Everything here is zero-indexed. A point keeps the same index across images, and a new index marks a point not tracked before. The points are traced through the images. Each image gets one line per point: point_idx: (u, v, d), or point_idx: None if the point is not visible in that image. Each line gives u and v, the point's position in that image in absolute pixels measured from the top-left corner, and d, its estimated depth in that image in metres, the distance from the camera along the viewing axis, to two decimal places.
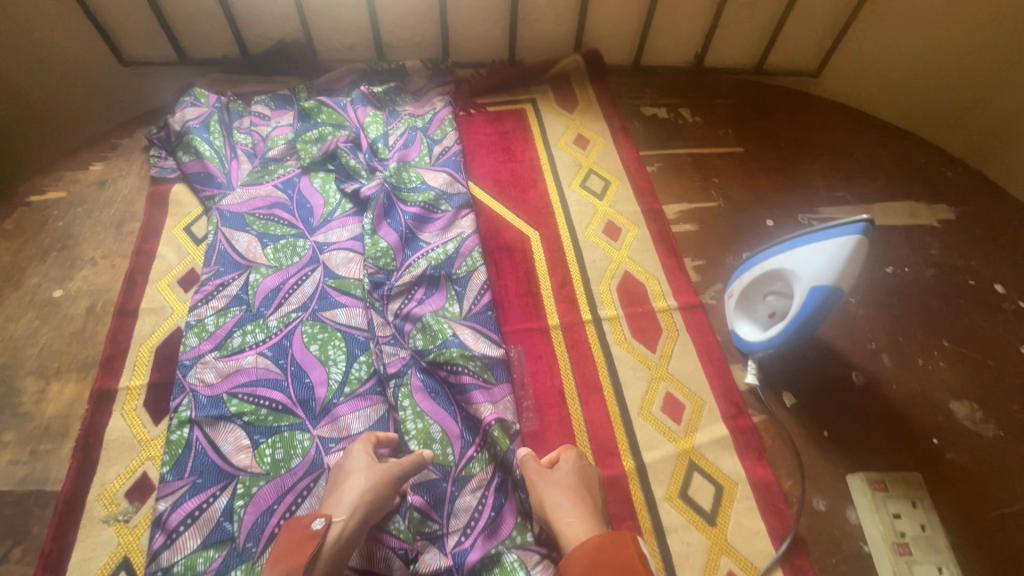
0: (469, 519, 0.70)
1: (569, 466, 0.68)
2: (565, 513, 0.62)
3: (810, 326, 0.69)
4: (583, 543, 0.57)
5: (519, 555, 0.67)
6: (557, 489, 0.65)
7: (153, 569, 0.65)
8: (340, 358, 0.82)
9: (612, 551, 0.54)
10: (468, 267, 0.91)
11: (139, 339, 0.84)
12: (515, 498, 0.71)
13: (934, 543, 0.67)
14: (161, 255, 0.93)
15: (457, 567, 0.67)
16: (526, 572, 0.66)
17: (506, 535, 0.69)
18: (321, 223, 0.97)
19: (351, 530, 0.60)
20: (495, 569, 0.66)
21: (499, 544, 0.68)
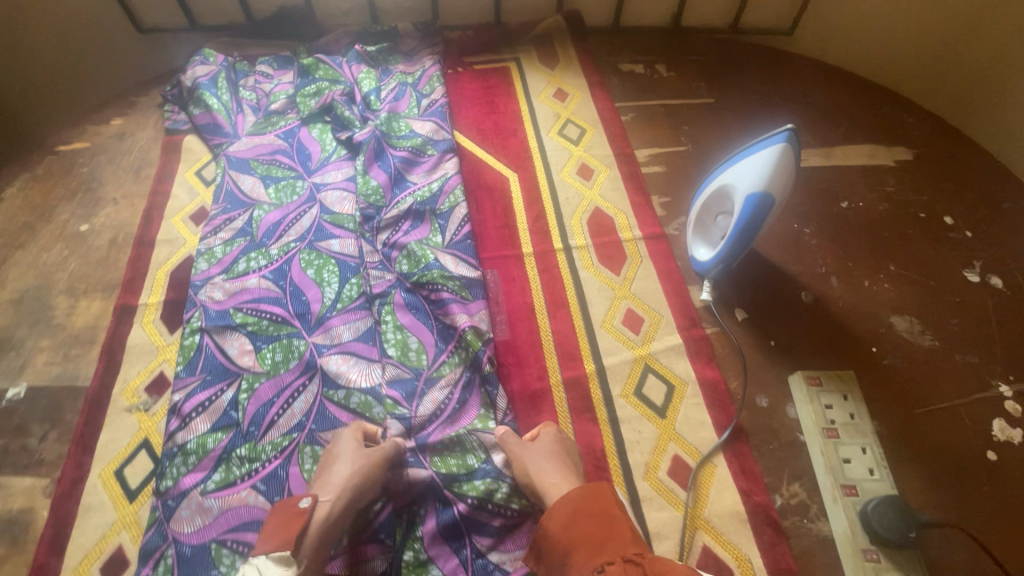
0: (436, 409, 0.77)
1: (548, 440, 0.71)
2: (548, 479, 0.67)
3: (750, 234, 0.76)
4: (564, 495, 0.63)
5: (478, 437, 0.76)
6: (537, 458, 0.69)
7: (170, 445, 0.74)
8: (333, 280, 0.91)
9: (592, 499, 0.61)
10: (450, 203, 1.00)
11: (156, 265, 0.94)
12: (479, 393, 0.79)
13: (860, 428, 0.74)
14: (175, 195, 1.02)
15: (422, 446, 0.75)
16: (483, 450, 0.75)
17: (467, 422, 0.77)
18: (319, 166, 1.06)
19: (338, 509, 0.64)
20: (456, 448, 0.75)
21: (461, 429, 0.76)
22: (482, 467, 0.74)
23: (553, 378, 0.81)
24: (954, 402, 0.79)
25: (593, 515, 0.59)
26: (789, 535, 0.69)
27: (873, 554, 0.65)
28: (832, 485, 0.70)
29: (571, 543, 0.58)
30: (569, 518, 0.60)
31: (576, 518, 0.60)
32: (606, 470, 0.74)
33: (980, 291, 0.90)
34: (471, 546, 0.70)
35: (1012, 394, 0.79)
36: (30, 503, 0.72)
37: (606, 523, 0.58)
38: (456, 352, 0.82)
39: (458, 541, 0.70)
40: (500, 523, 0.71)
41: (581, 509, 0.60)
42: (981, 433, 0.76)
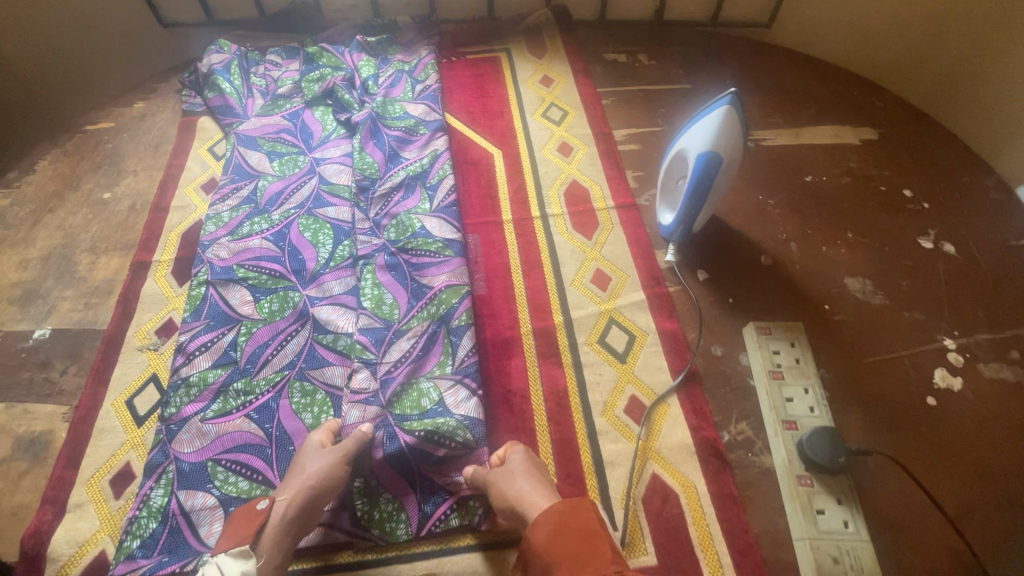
0: (400, 356, 0.83)
1: (521, 460, 0.70)
2: (528, 501, 0.64)
3: (703, 191, 0.84)
4: (546, 510, 0.61)
5: (434, 383, 0.81)
6: (511, 479, 0.67)
7: (175, 378, 0.83)
8: (328, 241, 0.99)
9: (574, 515, 0.59)
10: (439, 175, 1.07)
11: (169, 228, 1.03)
12: (442, 343, 0.85)
13: (803, 371, 0.80)
14: (189, 168, 1.12)
15: (382, 388, 0.81)
16: (437, 392, 0.80)
17: (429, 368, 0.83)
18: (319, 143, 1.14)
19: (296, 510, 0.67)
20: (411, 390, 0.81)
21: (420, 375, 0.82)
22: (432, 405, 0.79)
23: (523, 327, 0.88)
24: (899, 353, 0.85)
25: (575, 530, 0.58)
26: (733, 466, 0.74)
27: (807, 478, 0.71)
28: (774, 421, 0.76)
29: (553, 559, 0.56)
30: (551, 533, 0.58)
31: (559, 534, 0.58)
32: (567, 407, 0.80)
33: (933, 257, 0.95)
34: (417, 472, 0.76)
35: (955, 347, 0.84)
36: (51, 426, 0.81)
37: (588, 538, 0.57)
38: (427, 308, 0.88)
39: (403, 469, 0.76)
40: (443, 455, 0.76)
41: (564, 525, 0.59)
42: (923, 380, 0.81)
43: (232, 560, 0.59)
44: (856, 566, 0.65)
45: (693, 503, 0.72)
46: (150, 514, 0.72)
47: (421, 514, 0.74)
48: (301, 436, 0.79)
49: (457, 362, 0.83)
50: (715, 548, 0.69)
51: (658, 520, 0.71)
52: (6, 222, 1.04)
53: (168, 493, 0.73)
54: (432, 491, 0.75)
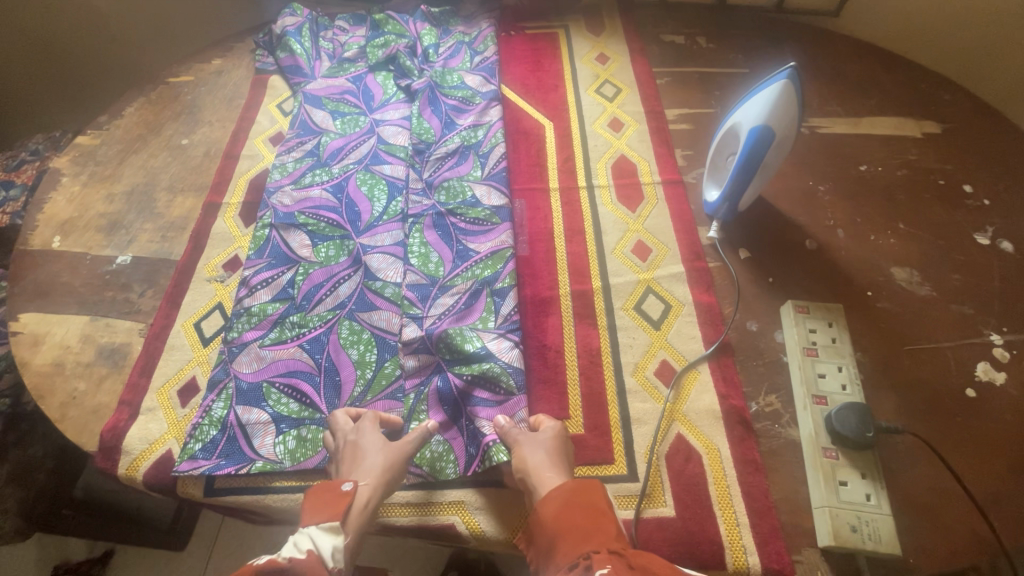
0: (445, 310, 0.87)
1: (549, 431, 0.72)
2: (541, 474, 0.67)
3: (753, 167, 0.85)
4: (558, 487, 0.64)
5: (477, 333, 0.84)
6: (538, 451, 0.69)
7: (239, 307, 0.90)
8: (382, 196, 1.04)
9: (583, 495, 0.62)
10: (492, 143, 1.10)
11: (239, 173, 1.11)
12: (485, 300, 0.88)
13: (839, 350, 0.79)
14: (258, 121, 1.20)
15: (429, 336, 0.84)
16: (481, 341, 0.83)
17: (471, 321, 0.86)
18: (380, 105, 1.19)
19: (375, 498, 0.67)
20: (457, 337, 0.83)
21: (464, 325, 0.86)
22: (477, 349, 0.82)
23: (562, 289, 0.91)
24: (942, 344, 0.83)
25: (584, 511, 0.60)
26: (758, 434, 0.76)
27: (832, 452, 0.71)
28: (803, 395, 0.76)
29: (560, 533, 0.59)
30: (560, 509, 0.61)
31: (566, 511, 0.61)
32: (599, 365, 0.83)
33: (988, 253, 0.92)
34: (464, 415, 0.79)
35: (1002, 343, 0.83)
36: (129, 339, 0.89)
37: (596, 516, 0.60)
38: (472, 269, 0.92)
39: (453, 412, 0.79)
40: (488, 400, 0.79)
41: (575, 503, 0.61)
42: (963, 371, 0.80)
43: (324, 534, 0.60)
44: (874, 536, 0.65)
45: (715, 465, 0.74)
46: (211, 423, 0.79)
47: (466, 454, 0.76)
48: (346, 370, 0.84)
49: (499, 317, 0.86)
50: (733, 507, 0.71)
51: (680, 477, 0.73)
52: (97, 159, 1.14)
53: (228, 406, 0.81)
54: (476, 435, 0.77)
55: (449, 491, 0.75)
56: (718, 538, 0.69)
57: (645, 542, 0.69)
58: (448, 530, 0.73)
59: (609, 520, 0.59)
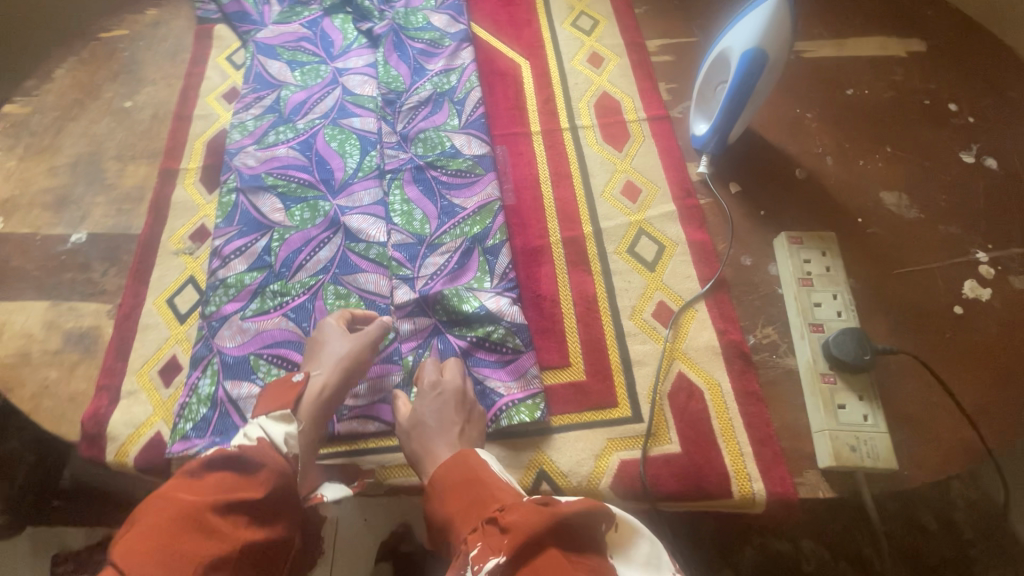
0: (436, 270, 0.84)
1: (433, 383, 0.70)
2: (426, 433, 0.66)
3: (745, 97, 0.81)
4: (439, 471, 0.62)
5: (474, 293, 0.82)
6: (423, 408, 0.68)
7: (213, 280, 0.85)
8: (354, 152, 0.98)
9: (457, 470, 0.60)
10: (467, 88, 1.04)
11: (194, 136, 1.02)
12: (478, 259, 0.85)
13: (834, 278, 0.79)
14: (208, 77, 1.09)
15: (424, 298, 0.81)
16: (478, 301, 0.80)
17: (465, 281, 0.83)
18: (341, 53, 1.10)
19: (331, 387, 0.71)
20: (454, 299, 0.81)
21: (458, 286, 0.83)
22: (476, 309, 0.79)
23: (552, 237, 0.88)
24: (932, 265, 0.84)
25: (463, 486, 0.58)
26: (757, 366, 0.77)
27: (830, 376, 0.72)
28: (801, 324, 0.77)
29: (448, 518, 0.57)
30: (443, 493, 0.59)
31: (449, 492, 0.59)
32: (596, 311, 0.81)
33: (973, 172, 0.92)
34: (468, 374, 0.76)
35: (987, 260, 0.84)
36: (97, 322, 0.84)
37: (473, 485, 0.58)
38: (459, 226, 0.89)
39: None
40: (494, 360, 0.77)
41: (451, 483, 0.59)
42: (951, 290, 0.82)
43: (275, 422, 0.63)
44: (872, 454, 0.67)
45: (716, 400, 0.74)
46: (200, 401, 0.76)
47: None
48: None
49: (495, 277, 0.83)
50: (736, 437, 0.72)
51: (683, 413, 0.73)
52: (30, 129, 1.03)
53: (215, 382, 0.77)
54: (485, 394, 0.75)
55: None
56: (722, 468, 0.70)
57: (654, 479, 0.69)
58: None
59: (485, 485, 0.57)
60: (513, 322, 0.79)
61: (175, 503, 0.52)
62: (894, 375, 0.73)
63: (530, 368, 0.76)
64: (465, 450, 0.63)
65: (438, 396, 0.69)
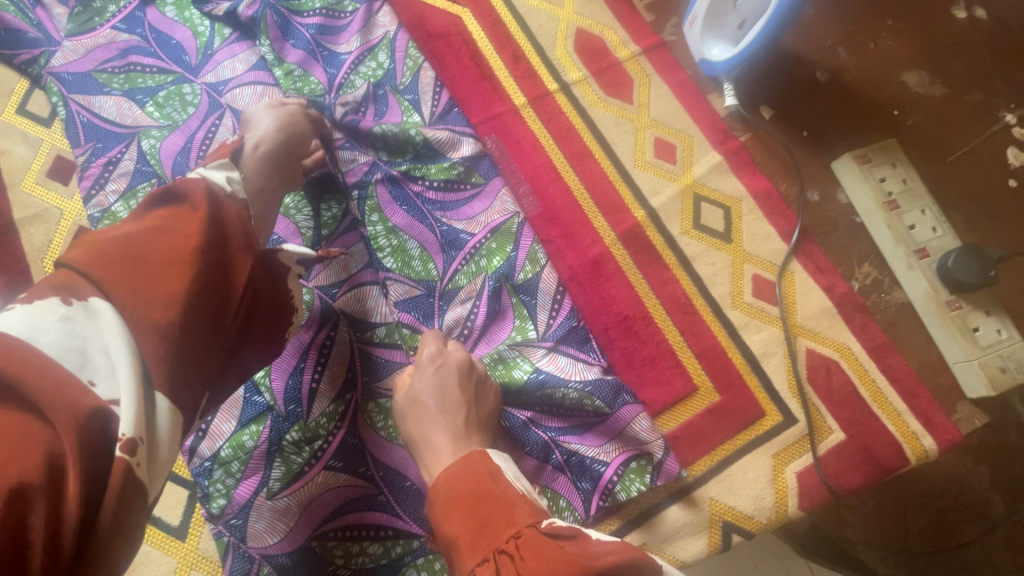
0: (462, 329, 0.65)
1: (439, 356, 0.57)
2: (431, 421, 0.53)
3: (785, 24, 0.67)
4: (450, 468, 0.47)
5: (521, 350, 0.64)
6: (425, 390, 0.55)
7: (199, 463, 0.59)
8: (303, 203, 0.70)
9: (462, 482, 0.45)
10: (411, 68, 0.77)
11: (39, 253, 0.66)
12: (512, 303, 0.66)
13: (915, 192, 0.73)
14: (6, 151, 0.70)
15: None
16: (531, 364, 0.63)
17: (504, 337, 0.65)
18: (203, 59, 0.75)
19: (268, 146, 0.56)
20: (499, 366, 0.63)
21: (499, 346, 0.65)
22: (532, 376, 0.62)
23: (607, 238, 0.71)
24: (974, 142, 0.81)
25: (467, 499, 0.44)
26: (873, 311, 0.71)
27: (956, 302, 0.68)
28: (904, 254, 0.70)
29: (453, 538, 0.42)
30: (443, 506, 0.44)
31: (450, 506, 0.44)
32: (696, 313, 0.69)
33: (970, 29, 0.87)
34: (556, 448, 0.61)
35: (1017, 121, 0.82)
36: None
37: (481, 501, 0.43)
38: (473, 261, 0.68)
39: (539, 450, 0.61)
40: (575, 424, 0.62)
41: (453, 495, 0.45)
42: (1000, 164, 0.79)
43: (215, 169, 0.47)
44: (1021, 367, 0.65)
45: (853, 365, 0.68)
46: None
47: (579, 492, 0.61)
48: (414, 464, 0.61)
49: (541, 324, 0.66)
50: (887, 399, 0.67)
51: (831, 395, 0.66)
52: None
53: None
54: (585, 467, 0.61)
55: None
56: (891, 437, 0.65)
57: (836, 478, 0.63)
58: None
59: (498, 502, 0.43)
60: (602, 369, 0.65)
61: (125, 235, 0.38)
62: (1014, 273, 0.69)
63: (633, 420, 0.62)
64: (476, 455, 0.47)
65: (443, 374, 0.55)
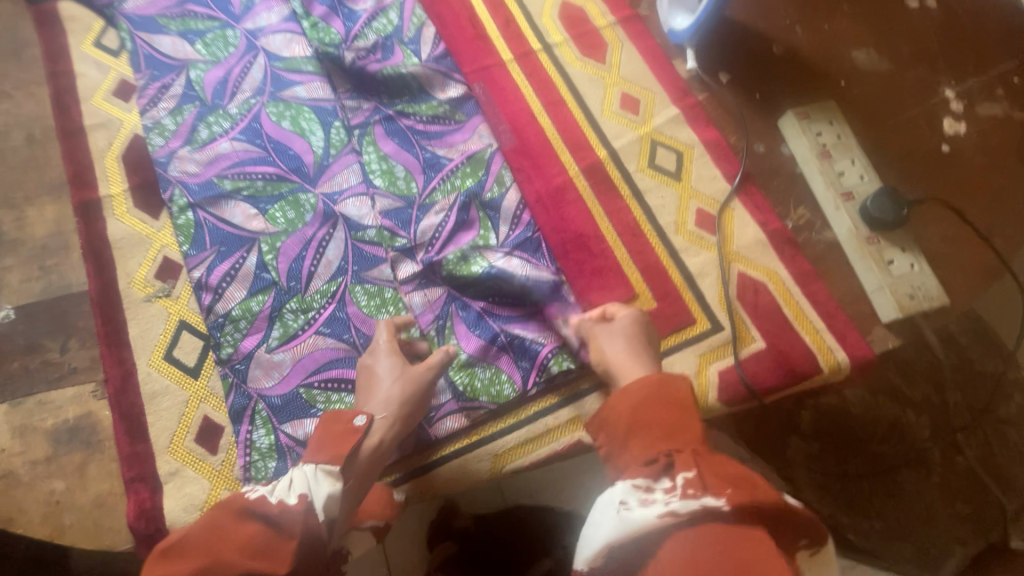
0: (434, 234, 0.78)
1: (625, 319, 0.69)
2: (619, 359, 0.65)
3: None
4: (636, 381, 0.57)
5: (481, 253, 0.76)
6: (615, 337, 0.67)
7: (214, 318, 0.71)
8: (316, 128, 0.83)
9: (667, 391, 0.55)
10: (416, 25, 0.91)
11: (100, 152, 0.81)
12: (478, 215, 0.79)
13: (847, 145, 0.82)
14: (81, 73, 0.85)
15: (431, 269, 0.76)
16: (489, 264, 0.75)
17: (469, 241, 0.78)
18: (245, 9, 0.89)
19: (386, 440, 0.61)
20: (465, 264, 0.75)
21: (464, 249, 0.77)
22: (486, 269, 0.74)
23: (571, 171, 0.83)
24: (913, 111, 0.90)
25: (665, 405, 0.54)
26: (804, 246, 0.80)
27: (874, 238, 0.77)
28: (832, 196, 0.79)
29: (632, 428, 0.53)
30: (637, 404, 0.54)
31: (644, 406, 0.54)
32: (642, 236, 0.79)
33: (920, 15, 0.96)
34: (502, 331, 0.73)
35: (954, 96, 0.91)
36: (84, 409, 0.68)
37: (679, 412, 0.53)
38: (450, 180, 0.81)
39: (487, 334, 0.73)
40: (518, 313, 0.74)
41: (654, 396, 0.55)
42: (935, 131, 0.88)
43: (322, 480, 0.51)
44: (928, 296, 0.74)
45: (780, 287, 0.77)
46: (265, 455, 0.66)
47: (519, 369, 0.73)
48: None
49: (500, 234, 0.79)
50: (808, 317, 0.75)
51: (757, 310, 0.76)
52: None
53: (272, 431, 0.67)
54: (525, 349, 0.73)
55: (521, 412, 0.73)
56: (806, 348, 0.74)
57: (754, 378, 0.72)
58: (578, 446, 0.72)
59: (693, 414, 0.53)
60: (551, 273, 0.76)
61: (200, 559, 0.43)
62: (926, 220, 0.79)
63: (569, 313, 0.74)
64: (673, 375, 0.57)
65: (638, 316, 0.69)
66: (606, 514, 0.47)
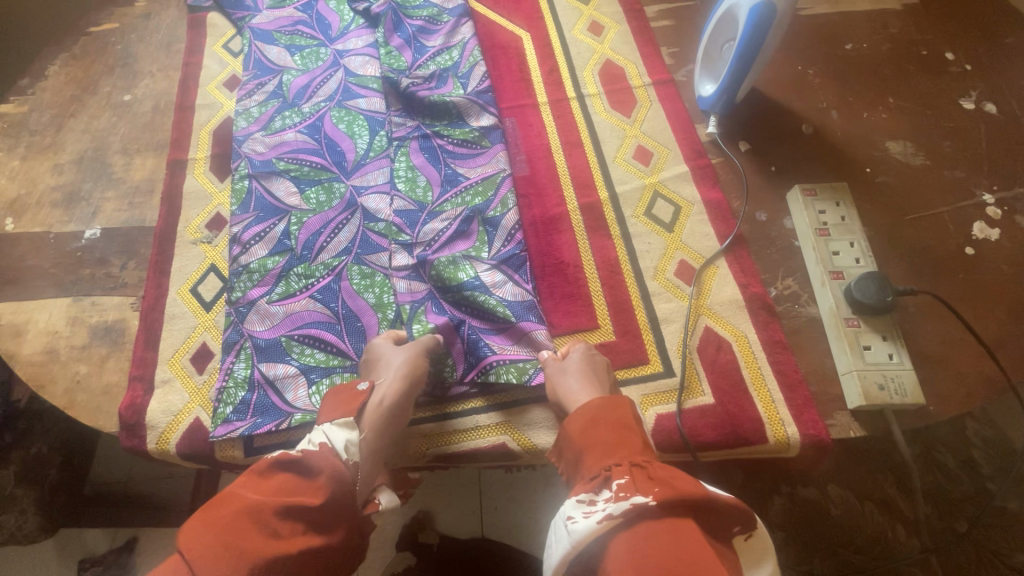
0: (433, 238, 0.86)
1: (577, 356, 0.73)
2: (577, 396, 0.67)
3: (750, 61, 0.83)
4: (584, 404, 0.62)
5: (470, 261, 0.84)
6: (569, 374, 0.70)
7: (236, 266, 0.86)
8: (364, 133, 0.97)
9: (612, 410, 0.59)
10: (471, 63, 1.03)
11: (199, 126, 1.01)
12: (477, 229, 0.87)
13: (849, 228, 0.81)
14: (206, 66, 1.08)
15: (421, 264, 0.84)
16: (473, 271, 0.83)
17: (463, 249, 0.85)
18: (340, 34, 1.09)
19: (392, 398, 0.68)
20: (450, 265, 0.83)
21: (456, 254, 0.84)
22: (470, 278, 0.82)
23: (570, 205, 0.90)
24: (939, 211, 0.86)
25: (609, 423, 0.58)
26: (781, 316, 0.79)
27: (854, 321, 0.74)
28: (821, 273, 0.78)
29: (583, 447, 0.58)
30: (586, 424, 0.59)
31: (591, 425, 0.58)
32: (620, 274, 0.84)
33: (972, 118, 0.93)
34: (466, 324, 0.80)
35: (994, 201, 0.86)
36: (122, 315, 0.84)
37: (626, 431, 0.57)
38: (462, 196, 0.90)
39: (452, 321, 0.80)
40: (480, 320, 0.80)
41: (600, 418, 0.59)
42: (962, 233, 0.84)
43: (339, 429, 0.62)
44: (900, 391, 0.69)
45: (744, 349, 0.77)
46: (237, 384, 0.78)
47: (464, 364, 0.78)
48: (366, 313, 0.82)
49: (493, 249, 0.85)
50: (766, 385, 0.75)
51: (713, 365, 0.77)
52: (29, 128, 0.99)
53: (250, 365, 0.79)
54: (476, 347, 0.78)
55: (452, 404, 0.78)
56: (755, 414, 0.73)
57: (691, 428, 0.73)
58: (498, 450, 0.75)
59: (638, 433, 0.57)
60: (527, 292, 0.82)
61: (241, 501, 0.52)
62: (912, 316, 0.77)
63: (528, 332, 0.79)
64: (621, 397, 0.62)
65: (594, 352, 0.74)
66: (556, 531, 0.50)
